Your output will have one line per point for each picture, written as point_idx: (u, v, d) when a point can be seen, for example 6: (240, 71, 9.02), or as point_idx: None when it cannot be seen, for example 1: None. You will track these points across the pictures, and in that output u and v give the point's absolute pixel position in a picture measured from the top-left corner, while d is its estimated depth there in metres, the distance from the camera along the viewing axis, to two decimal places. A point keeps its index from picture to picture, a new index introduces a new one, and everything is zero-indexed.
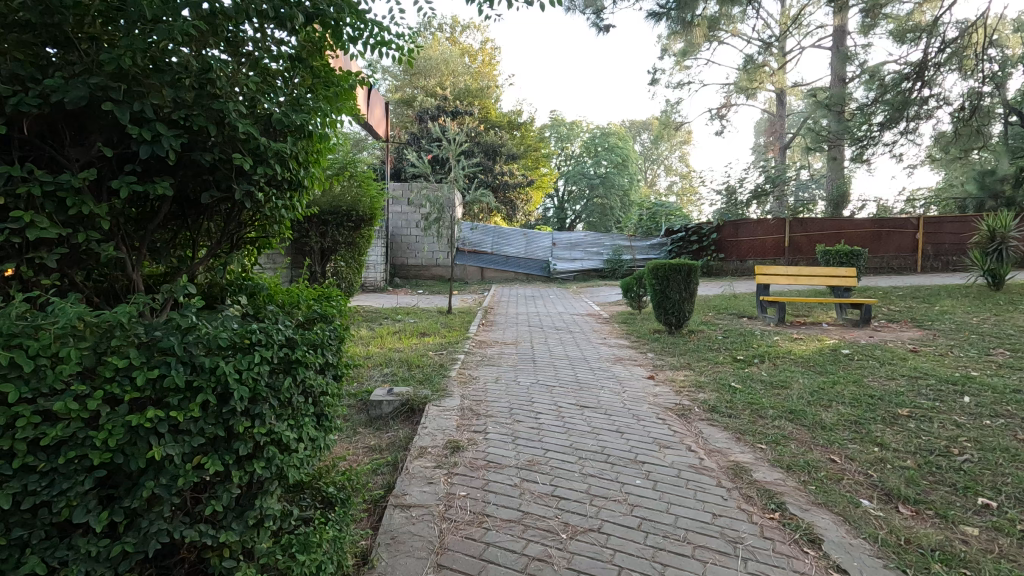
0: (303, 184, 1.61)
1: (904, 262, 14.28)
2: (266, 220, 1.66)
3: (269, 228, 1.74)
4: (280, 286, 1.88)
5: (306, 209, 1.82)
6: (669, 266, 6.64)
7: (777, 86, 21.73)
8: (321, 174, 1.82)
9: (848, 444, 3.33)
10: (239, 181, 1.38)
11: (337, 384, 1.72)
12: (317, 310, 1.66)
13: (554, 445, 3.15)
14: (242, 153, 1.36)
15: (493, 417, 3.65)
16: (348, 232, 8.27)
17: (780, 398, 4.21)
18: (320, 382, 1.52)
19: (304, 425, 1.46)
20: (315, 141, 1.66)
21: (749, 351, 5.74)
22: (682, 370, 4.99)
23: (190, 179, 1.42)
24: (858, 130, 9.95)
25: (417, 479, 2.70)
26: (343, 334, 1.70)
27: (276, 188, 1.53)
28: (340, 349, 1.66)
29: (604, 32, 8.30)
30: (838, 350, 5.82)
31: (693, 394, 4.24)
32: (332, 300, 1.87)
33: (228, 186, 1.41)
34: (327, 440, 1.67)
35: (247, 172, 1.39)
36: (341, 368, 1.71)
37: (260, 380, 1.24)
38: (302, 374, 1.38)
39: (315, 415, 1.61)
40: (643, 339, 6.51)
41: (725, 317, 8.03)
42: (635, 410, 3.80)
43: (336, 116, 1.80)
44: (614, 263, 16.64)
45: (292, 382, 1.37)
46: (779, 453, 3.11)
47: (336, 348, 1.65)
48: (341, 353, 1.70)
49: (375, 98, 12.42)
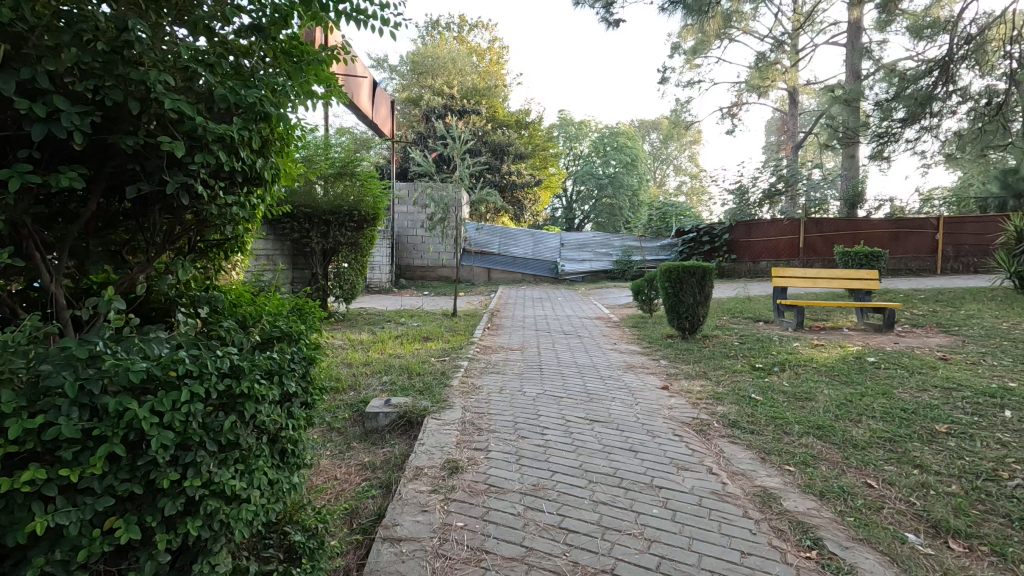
0: (261, 178, 1.40)
1: (923, 264, 13.88)
2: (220, 221, 1.44)
3: (226, 229, 1.51)
4: (243, 296, 1.70)
5: (270, 207, 1.59)
6: (683, 267, 6.35)
7: (790, 84, 21.36)
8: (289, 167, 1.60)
9: (884, 466, 3.04)
10: (173, 174, 1.17)
11: (305, 412, 1.53)
12: (281, 326, 1.48)
13: (562, 466, 2.89)
14: (174, 136, 1.15)
15: (495, 432, 3.39)
16: (351, 232, 8.07)
17: (805, 412, 3.92)
18: (277, 418, 1.32)
19: (258, 469, 1.24)
20: (280, 128, 1.44)
21: (768, 358, 5.44)
22: (698, 379, 4.70)
23: (118, 173, 1.23)
24: (884, 126, 9.37)
25: (410, 507, 2.45)
26: (310, 355, 1.52)
27: (223, 181, 1.32)
28: (304, 374, 1.49)
29: (614, 26, 8.02)
30: (863, 357, 5.51)
31: (711, 406, 3.96)
32: (307, 318, 1.70)
33: (162, 178, 1.19)
34: (293, 480, 1.48)
35: (182, 162, 1.17)
36: (310, 396, 1.54)
37: (191, 423, 1.06)
38: (249, 412, 1.20)
39: (278, 451, 1.40)
40: (656, 345, 6.22)
41: (740, 321, 7.73)
42: (648, 425, 3.54)
43: (307, 93, 1.58)
44: (624, 264, 16.36)
45: (237, 421, 1.18)
46: (810, 477, 2.83)
47: (299, 373, 1.47)
48: (307, 373, 1.52)
49: (381, 95, 12.23)
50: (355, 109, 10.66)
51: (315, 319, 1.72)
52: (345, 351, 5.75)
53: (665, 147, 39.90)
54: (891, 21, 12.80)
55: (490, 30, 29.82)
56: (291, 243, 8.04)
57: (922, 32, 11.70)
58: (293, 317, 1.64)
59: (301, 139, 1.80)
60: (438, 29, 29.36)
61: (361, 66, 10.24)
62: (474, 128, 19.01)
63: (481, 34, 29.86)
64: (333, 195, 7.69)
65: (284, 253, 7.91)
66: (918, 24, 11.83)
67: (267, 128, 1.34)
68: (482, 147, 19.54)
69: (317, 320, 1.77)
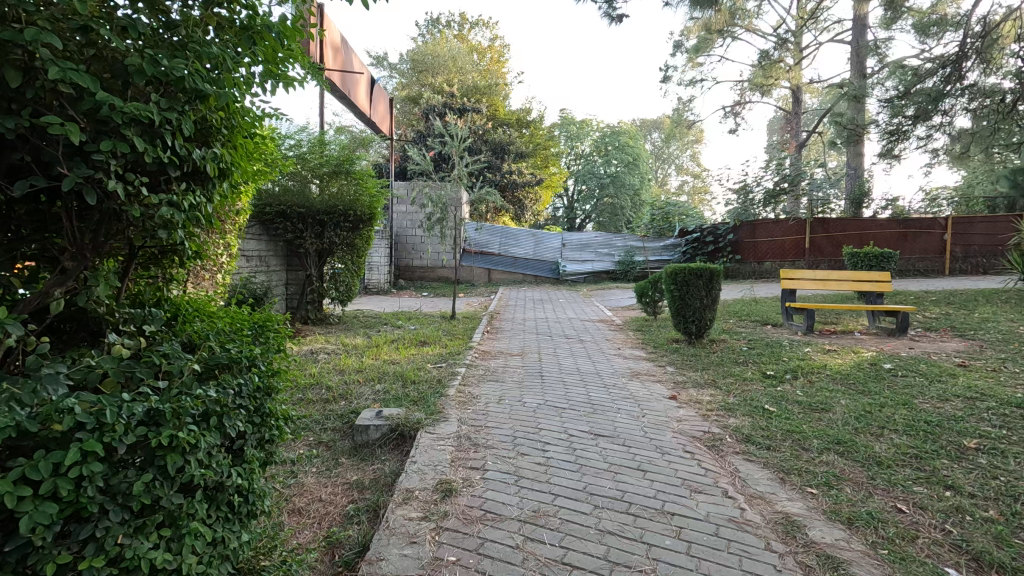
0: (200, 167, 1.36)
1: (931, 264, 13.63)
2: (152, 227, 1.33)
3: (163, 233, 1.36)
4: (202, 306, 1.71)
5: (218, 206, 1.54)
6: (689, 269, 6.13)
7: (794, 82, 21.11)
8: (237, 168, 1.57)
9: (914, 488, 2.80)
10: (73, 166, 1.13)
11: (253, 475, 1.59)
12: (229, 352, 1.51)
13: (564, 489, 2.65)
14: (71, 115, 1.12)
15: (493, 449, 3.16)
16: (347, 233, 7.83)
17: (822, 425, 3.68)
18: (211, 471, 1.36)
19: (186, 536, 1.29)
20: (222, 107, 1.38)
21: (780, 364, 5.19)
22: (707, 388, 4.46)
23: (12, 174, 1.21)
24: (896, 125, 9.12)
25: (398, 537, 2.22)
26: (258, 383, 1.57)
27: (136, 169, 1.26)
28: (250, 404, 1.53)
29: (615, 22, 7.77)
30: (878, 364, 5.27)
31: (722, 418, 3.72)
32: (266, 336, 1.77)
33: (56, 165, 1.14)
34: (243, 534, 1.57)
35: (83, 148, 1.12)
36: (257, 418, 1.59)
37: (94, 482, 1.08)
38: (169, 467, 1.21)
39: (221, 503, 1.46)
40: (661, 350, 5.98)
41: (747, 324, 7.50)
42: (657, 440, 3.30)
43: (268, 74, 1.49)
44: (626, 264, 16.11)
45: (158, 484, 1.21)
46: (835, 501, 2.60)
47: (245, 407, 1.50)
48: (258, 409, 1.59)
49: (377, 92, 11.97)
50: (353, 106, 10.47)
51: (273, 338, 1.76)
52: (338, 357, 5.51)
53: (666, 147, 39.65)
54: (898, 18, 12.55)
55: (490, 28, 29.57)
56: (285, 244, 7.80)
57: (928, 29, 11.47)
58: (247, 337, 1.69)
59: (260, 130, 1.74)
60: (437, 27, 29.09)
61: (359, 61, 10.04)
62: (474, 126, 18.74)
63: (482, 33, 29.63)
64: (328, 194, 7.48)
65: (277, 254, 7.65)
66: (924, 21, 11.58)
67: (204, 106, 1.31)
68: (483, 146, 19.29)
69: (277, 338, 1.82)
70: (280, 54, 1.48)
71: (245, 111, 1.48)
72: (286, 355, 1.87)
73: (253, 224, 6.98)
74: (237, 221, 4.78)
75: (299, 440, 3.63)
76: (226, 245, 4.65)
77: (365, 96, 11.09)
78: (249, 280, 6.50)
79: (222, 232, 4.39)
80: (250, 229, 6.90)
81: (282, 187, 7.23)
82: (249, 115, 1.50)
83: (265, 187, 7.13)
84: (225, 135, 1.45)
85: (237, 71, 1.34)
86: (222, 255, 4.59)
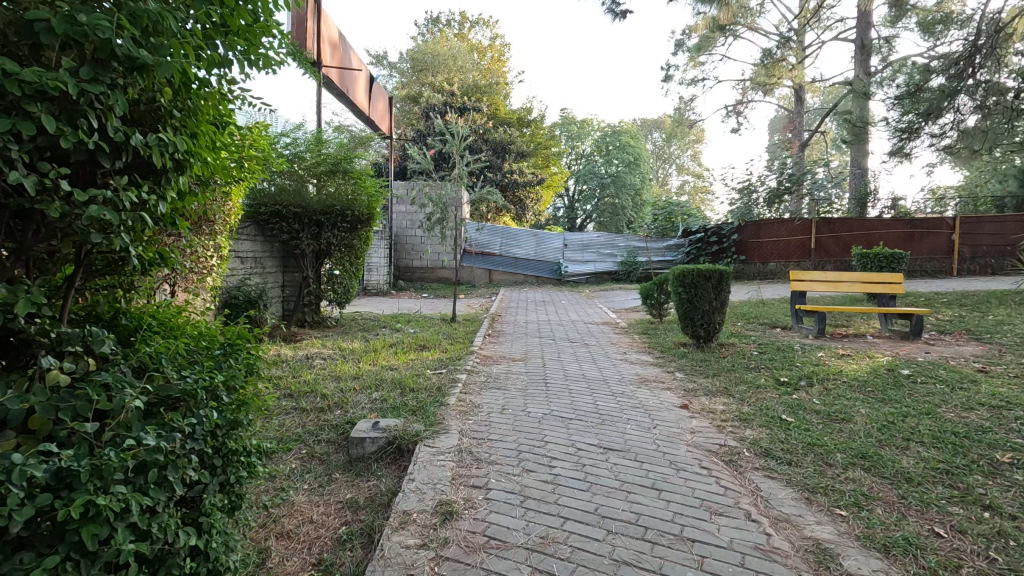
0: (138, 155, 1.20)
1: (938, 265, 13.44)
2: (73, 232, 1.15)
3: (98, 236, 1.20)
4: (169, 322, 1.57)
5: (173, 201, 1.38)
6: (696, 271, 5.93)
7: (797, 81, 20.95)
8: (196, 163, 1.41)
9: (950, 508, 2.60)
10: None
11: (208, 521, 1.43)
12: (186, 381, 1.35)
13: (572, 511, 2.46)
14: None
15: (496, 465, 2.96)
16: (344, 233, 7.63)
17: (844, 436, 3.49)
18: (153, 524, 1.19)
19: None
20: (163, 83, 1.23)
21: (793, 370, 4.99)
22: (719, 397, 4.26)
23: None
24: (911, 122, 8.91)
25: (394, 569, 2.02)
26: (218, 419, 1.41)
27: (53, 153, 1.11)
28: (206, 439, 1.36)
29: (620, 18, 7.59)
30: (895, 370, 5.08)
31: (738, 430, 3.53)
32: (236, 358, 1.60)
33: None
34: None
35: None
36: (214, 454, 1.42)
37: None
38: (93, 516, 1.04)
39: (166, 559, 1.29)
40: (668, 355, 5.78)
41: (756, 327, 7.30)
42: (670, 455, 3.10)
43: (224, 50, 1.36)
44: (628, 265, 15.92)
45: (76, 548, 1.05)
46: (869, 525, 2.40)
47: (199, 442, 1.34)
48: (217, 448, 1.44)
49: (376, 90, 11.80)
50: (352, 105, 10.31)
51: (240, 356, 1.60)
52: (334, 363, 5.31)
53: (667, 147, 39.45)
54: (903, 15, 12.38)
55: (491, 27, 29.44)
56: (281, 245, 7.61)
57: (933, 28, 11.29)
58: (213, 359, 1.53)
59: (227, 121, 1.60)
60: (437, 26, 28.95)
61: (357, 57, 9.87)
62: (474, 125, 18.55)
63: (482, 32, 29.50)
64: (326, 194, 7.29)
65: (273, 256, 7.46)
66: (928, 20, 11.44)
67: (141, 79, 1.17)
68: (483, 146, 19.10)
69: (248, 357, 1.66)
70: (239, 26, 1.36)
71: (199, 91, 1.35)
72: (260, 376, 1.71)
73: (248, 225, 6.79)
74: (225, 222, 4.59)
75: (291, 455, 3.44)
76: (213, 248, 4.47)
77: (364, 94, 10.92)
78: (243, 282, 6.32)
79: (204, 233, 4.21)
80: (245, 230, 6.70)
81: (279, 187, 7.05)
82: (205, 97, 1.36)
83: (260, 186, 6.93)
84: (177, 119, 1.31)
85: (186, 41, 1.22)
86: (209, 258, 4.41)
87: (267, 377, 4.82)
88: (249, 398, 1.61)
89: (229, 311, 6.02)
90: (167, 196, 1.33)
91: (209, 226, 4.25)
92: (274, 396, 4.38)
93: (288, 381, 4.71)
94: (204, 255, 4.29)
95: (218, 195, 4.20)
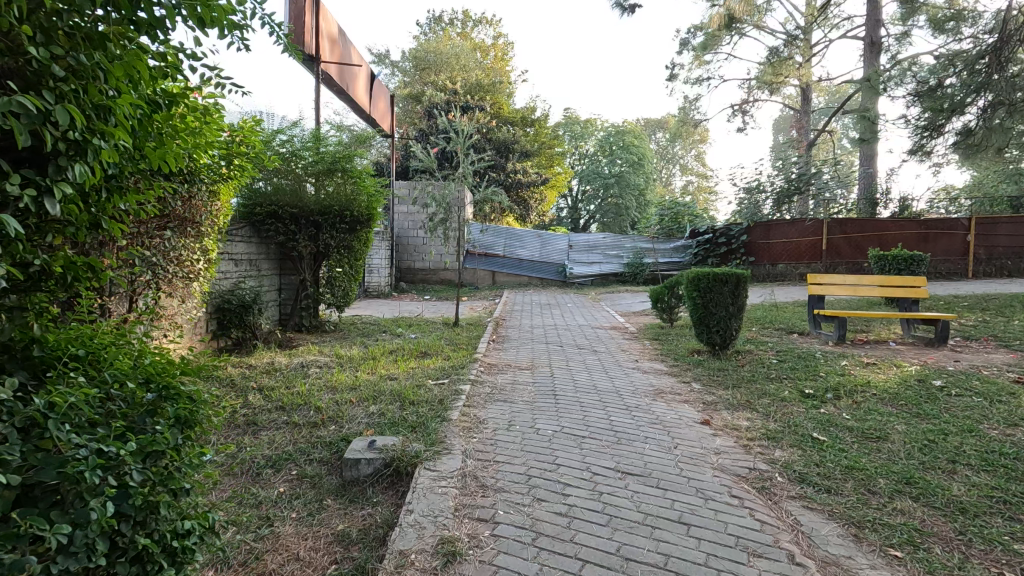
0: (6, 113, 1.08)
1: (954, 267, 13.13)
2: None
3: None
4: (101, 358, 1.51)
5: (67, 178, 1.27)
6: (712, 275, 5.63)
7: (804, 80, 20.67)
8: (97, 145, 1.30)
9: (1016, 545, 2.30)
10: None
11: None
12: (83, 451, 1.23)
13: (591, 551, 2.17)
14: None
15: (504, 492, 2.68)
16: (344, 234, 7.34)
17: (884, 458, 3.18)
18: None
19: None
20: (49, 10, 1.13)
21: (818, 381, 4.68)
22: (743, 411, 3.95)
23: None
24: (934, 119, 8.61)
25: None
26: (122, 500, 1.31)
27: None
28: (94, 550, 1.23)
29: (628, 13, 7.30)
30: (927, 380, 4.76)
31: (767, 450, 3.23)
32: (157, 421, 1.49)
33: None
34: None
35: None
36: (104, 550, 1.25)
37: None
38: None
39: None
40: (682, 364, 5.47)
41: (772, 333, 7.00)
42: (695, 481, 2.80)
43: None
44: (635, 267, 15.57)
45: None
46: (929, 569, 2.10)
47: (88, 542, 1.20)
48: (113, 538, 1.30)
49: (378, 89, 11.59)
50: (352, 103, 10.06)
51: (171, 413, 1.53)
52: (330, 372, 5.04)
53: (672, 146, 39.08)
54: (915, 11, 12.09)
55: (494, 26, 29.24)
56: (277, 247, 7.33)
57: (943, 25, 10.87)
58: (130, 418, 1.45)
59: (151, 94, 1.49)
60: (440, 24, 28.74)
61: (357, 53, 9.62)
62: (478, 124, 18.27)
63: (485, 31, 29.30)
64: (325, 194, 7.02)
65: (268, 257, 7.18)
66: (937, 18, 11.06)
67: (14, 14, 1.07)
68: (486, 145, 18.82)
69: (187, 404, 1.61)
70: None
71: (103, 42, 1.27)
72: (191, 430, 1.62)
73: (243, 227, 6.52)
74: (213, 223, 4.37)
75: (280, 478, 3.17)
76: (201, 250, 4.25)
77: (365, 92, 10.66)
78: (237, 285, 6.07)
79: (186, 233, 3.98)
80: (240, 231, 6.44)
81: (274, 186, 6.77)
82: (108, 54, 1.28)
83: (256, 186, 6.67)
84: (64, 83, 1.21)
85: None
86: (195, 260, 4.19)
87: (260, 389, 4.57)
88: (171, 471, 1.47)
89: (222, 316, 5.79)
90: (51, 184, 1.24)
91: (193, 226, 4.04)
92: (266, 410, 4.11)
93: (280, 393, 4.44)
94: (186, 256, 4.04)
95: (203, 193, 4.00)
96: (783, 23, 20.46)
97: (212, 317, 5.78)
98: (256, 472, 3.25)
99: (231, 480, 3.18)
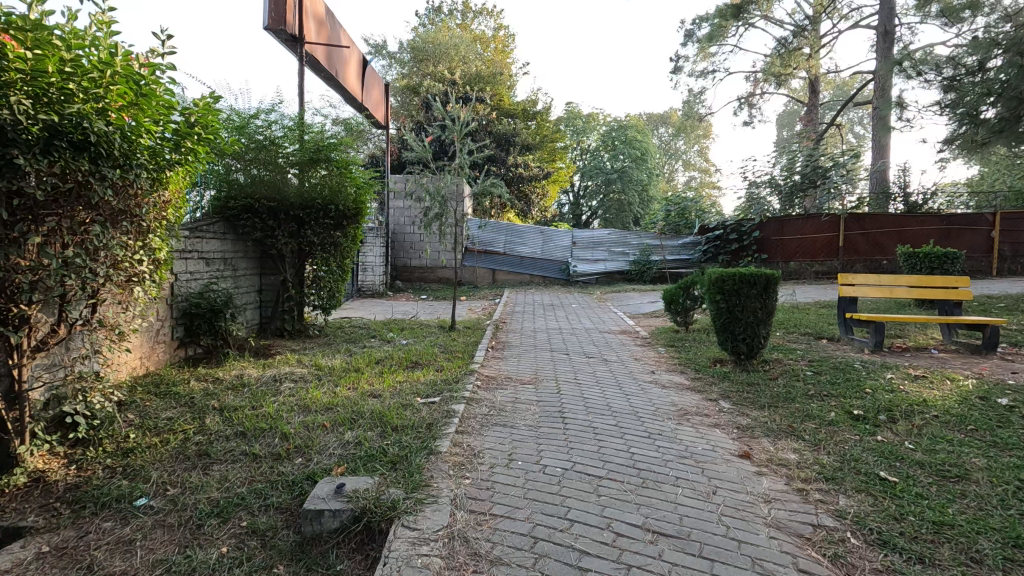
0: None
1: (978, 265, 12.61)
2: None
3: None
4: None
5: None
6: (738, 276, 4.96)
7: (814, 72, 20.05)
8: None
9: None
10: None
11: None
12: None
13: None
14: None
15: (503, 566, 2.05)
16: (327, 229, 6.72)
17: (978, 506, 2.55)
18: None
19: None
20: None
21: (866, 400, 4.04)
22: (787, 441, 3.33)
23: None
24: (971, 106, 8.23)
25: None
26: None
27: None
28: None
29: None
30: (991, 397, 4.14)
31: (831, 497, 2.61)
32: None
33: None
34: None
35: None
36: None
37: None
38: None
39: None
40: (704, 377, 4.84)
41: (798, 338, 6.38)
42: (749, 547, 2.18)
43: None
44: (641, 265, 14.90)
45: None
46: None
47: None
48: None
49: (372, 77, 11.04)
50: (342, 90, 9.43)
51: None
52: (304, 388, 4.40)
53: (674, 141, 38.33)
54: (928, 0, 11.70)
55: (495, 17, 28.59)
56: (256, 244, 6.70)
57: (960, 12, 10.42)
58: None
59: None
60: (440, 15, 28.18)
61: (347, 36, 8.97)
62: (477, 116, 17.66)
63: (486, 22, 28.64)
64: (309, 186, 6.41)
65: (246, 256, 6.55)
66: (952, 6, 10.60)
67: None
68: (486, 137, 18.14)
69: None
70: None
71: None
72: None
73: (216, 222, 5.88)
74: (161, 218, 3.73)
75: (226, 533, 2.54)
76: (146, 250, 3.60)
77: (356, 79, 10.02)
78: (207, 288, 5.45)
79: (124, 229, 3.32)
80: (212, 227, 5.82)
81: (253, 177, 6.14)
82: None
83: (233, 176, 6.07)
84: None
85: None
86: (138, 262, 3.53)
87: (222, 410, 3.95)
88: None
89: (190, 322, 5.19)
90: None
91: (135, 222, 3.41)
92: (223, 437, 3.50)
93: (243, 415, 3.82)
94: (127, 258, 3.38)
95: (145, 181, 3.38)
96: (790, 13, 19.77)
97: (179, 323, 5.19)
98: (197, 523, 2.63)
99: (163, 534, 2.57)
